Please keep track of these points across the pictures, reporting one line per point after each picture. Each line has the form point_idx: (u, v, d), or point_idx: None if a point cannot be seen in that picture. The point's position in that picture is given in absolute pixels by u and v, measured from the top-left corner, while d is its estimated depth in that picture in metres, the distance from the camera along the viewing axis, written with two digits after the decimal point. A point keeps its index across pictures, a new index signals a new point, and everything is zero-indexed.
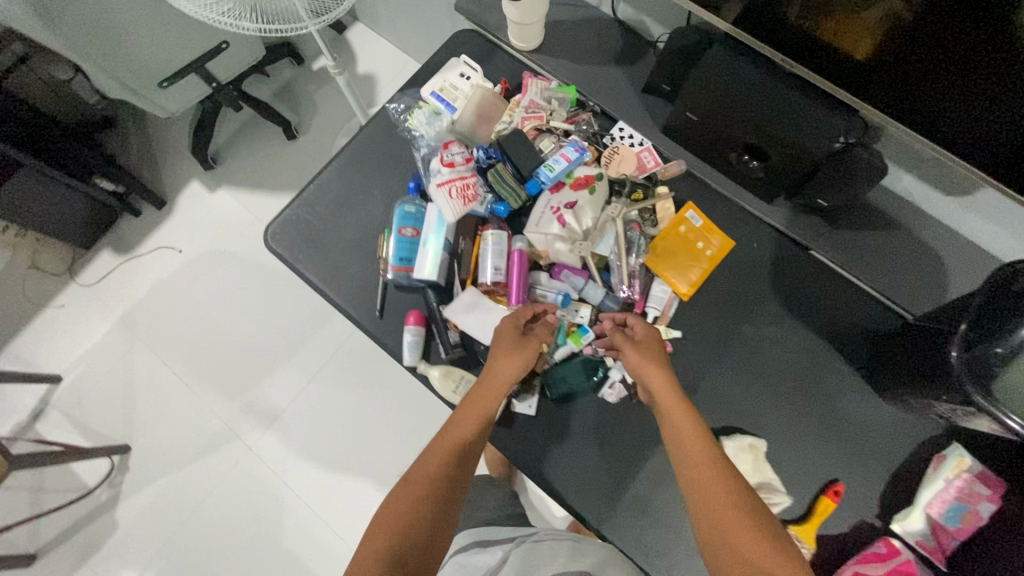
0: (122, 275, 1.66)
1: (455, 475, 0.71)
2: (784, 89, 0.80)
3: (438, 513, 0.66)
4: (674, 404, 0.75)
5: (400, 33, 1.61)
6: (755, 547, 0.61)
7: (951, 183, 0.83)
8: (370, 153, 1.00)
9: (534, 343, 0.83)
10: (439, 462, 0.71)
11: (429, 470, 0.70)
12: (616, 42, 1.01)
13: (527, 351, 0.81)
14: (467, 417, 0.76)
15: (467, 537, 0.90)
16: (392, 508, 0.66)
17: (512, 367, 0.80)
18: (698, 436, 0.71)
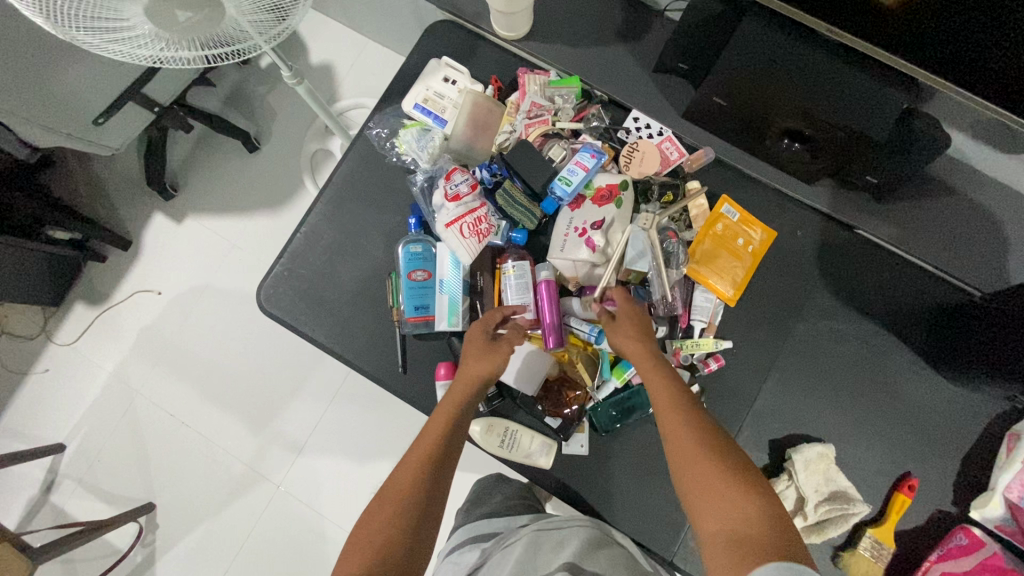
0: (102, 328, 1.53)
1: (430, 491, 0.63)
2: (829, 60, 0.68)
3: (412, 540, 0.58)
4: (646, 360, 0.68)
5: (352, 15, 1.42)
6: (727, 499, 0.55)
7: (1013, 142, 0.75)
8: (359, 186, 0.89)
9: (507, 341, 0.74)
10: (412, 482, 0.63)
11: (401, 485, 0.62)
12: (616, 15, 0.88)
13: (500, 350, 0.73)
14: (438, 426, 0.68)
15: (464, 533, 0.84)
16: (360, 541, 0.58)
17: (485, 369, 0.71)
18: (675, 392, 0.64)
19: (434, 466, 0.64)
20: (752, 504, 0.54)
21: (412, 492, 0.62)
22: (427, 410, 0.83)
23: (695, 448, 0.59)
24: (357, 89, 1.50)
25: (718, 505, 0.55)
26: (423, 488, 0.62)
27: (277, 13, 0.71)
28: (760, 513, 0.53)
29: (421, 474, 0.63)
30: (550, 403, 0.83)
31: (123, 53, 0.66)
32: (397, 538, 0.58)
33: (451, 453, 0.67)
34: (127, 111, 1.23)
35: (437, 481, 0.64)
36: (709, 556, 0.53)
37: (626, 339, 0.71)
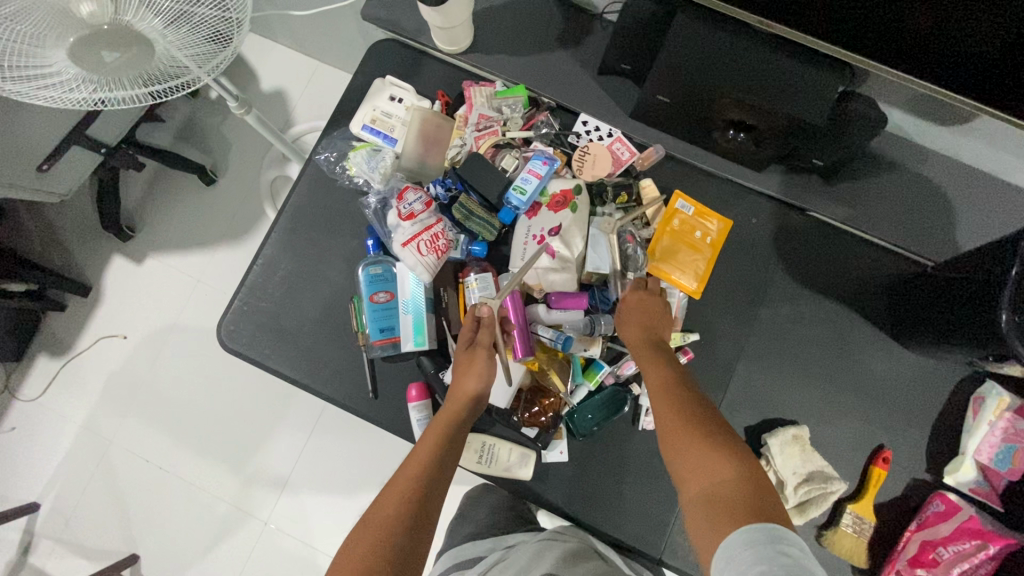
0: (67, 379, 1.47)
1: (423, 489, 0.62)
2: (761, 49, 0.71)
3: (405, 551, 0.56)
4: (643, 352, 0.72)
5: (299, 38, 1.40)
6: (709, 462, 0.56)
7: (948, 114, 0.77)
8: (314, 213, 0.88)
9: (483, 346, 0.75)
10: (403, 494, 0.61)
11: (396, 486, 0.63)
12: (556, 22, 0.88)
13: (477, 357, 0.75)
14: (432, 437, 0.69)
15: (449, 557, 0.83)
16: (346, 559, 0.55)
17: (472, 380, 0.73)
18: (667, 374, 0.68)
19: (424, 481, 0.63)
20: (728, 463, 0.55)
21: (404, 506, 0.60)
22: (402, 433, 0.82)
23: (677, 423, 0.61)
24: (311, 111, 1.49)
25: (695, 465, 0.56)
26: (415, 496, 0.61)
27: (218, 42, 0.71)
28: (736, 472, 0.54)
29: (411, 484, 0.62)
30: (525, 412, 0.82)
31: (54, 98, 0.64)
32: (390, 548, 0.55)
33: (443, 470, 0.65)
34: (73, 155, 1.19)
35: (430, 494, 0.62)
36: (689, 516, 0.55)
37: (638, 333, 0.75)
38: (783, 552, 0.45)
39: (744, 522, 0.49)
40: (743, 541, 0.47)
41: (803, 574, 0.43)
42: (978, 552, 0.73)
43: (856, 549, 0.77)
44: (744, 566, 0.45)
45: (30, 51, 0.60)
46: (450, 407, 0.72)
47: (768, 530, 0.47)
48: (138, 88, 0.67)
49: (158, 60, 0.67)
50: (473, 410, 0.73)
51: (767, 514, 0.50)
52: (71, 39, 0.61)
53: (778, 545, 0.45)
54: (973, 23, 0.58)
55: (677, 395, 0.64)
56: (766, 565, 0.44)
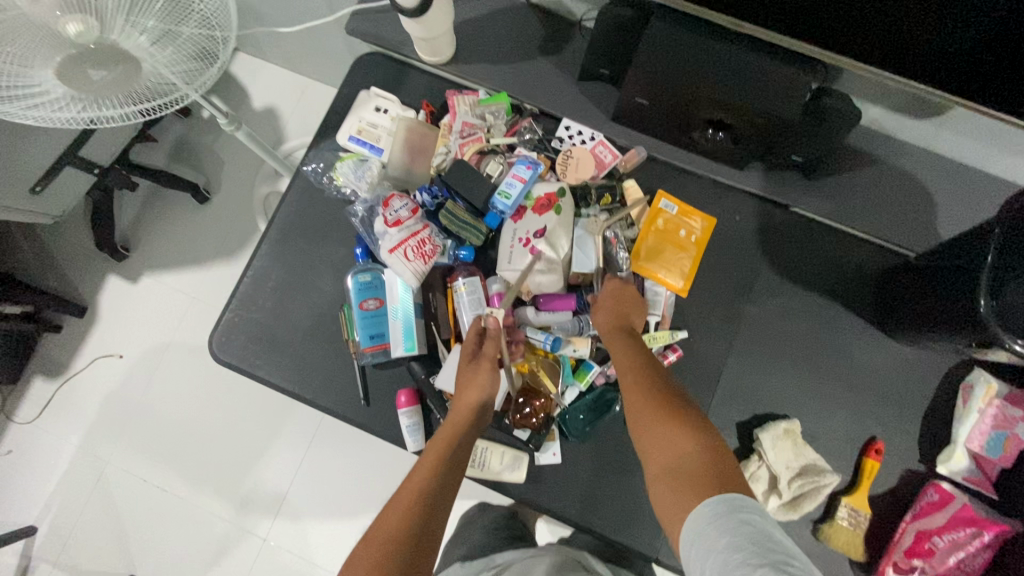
0: (63, 400, 1.47)
1: (428, 504, 0.60)
2: (734, 49, 0.73)
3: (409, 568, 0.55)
4: (614, 335, 0.74)
5: (288, 55, 1.42)
6: (674, 437, 0.57)
7: (921, 107, 0.79)
8: (303, 224, 0.89)
9: (487, 358, 0.74)
10: (405, 510, 0.59)
11: (401, 502, 0.61)
12: (536, 30, 0.90)
13: (482, 368, 0.73)
14: (437, 449, 0.67)
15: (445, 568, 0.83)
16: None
17: (478, 390, 0.72)
18: (635, 359, 0.69)
19: (429, 496, 0.61)
20: (691, 438, 0.56)
21: (408, 523, 0.58)
22: (394, 440, 0.82)
23: (644, 402, 0.62)
24: (302, 127, 1.51)
25: (660, 441, 0.58)
26: (419, 512, 0.59)
27: (205, 60, 0.73)
28: (699, 445, 0.56)
29: (416, 499, 0.61)
30: (516, 414, 0.82)
31: (43, 118, 0.64)
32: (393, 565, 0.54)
33: (448, 485, 0.64)
34: (66, 176, 1.21)
35: (435, 508, 0.61)
36: (655, 494, 0.56)
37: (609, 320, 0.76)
38: (747, 521, 0.47)
39: (708, 495, 0.50)
40: (707, 514, 0.49)
41: (766, 538, 0.45)
42: (973, 539, 0.73)
43: (852, 542, 0.76)
44: (712, 539, 0.47)
45: (18, 70, 0.62)
46: (456, 419, 0.70)
47: (730, 499, 0.49)
48: (127, 106, 0.67)
49: (146, 78, 0.68)
50: (478, 421, 0.72)
51: (729, 486, 0.51)
52: (58, 58, 0.62)
53: (741, 514, 0.47)
54: (935, 15, 0.60)
55: (645, 375, 0.66)
56: (732, 536, 0.46)
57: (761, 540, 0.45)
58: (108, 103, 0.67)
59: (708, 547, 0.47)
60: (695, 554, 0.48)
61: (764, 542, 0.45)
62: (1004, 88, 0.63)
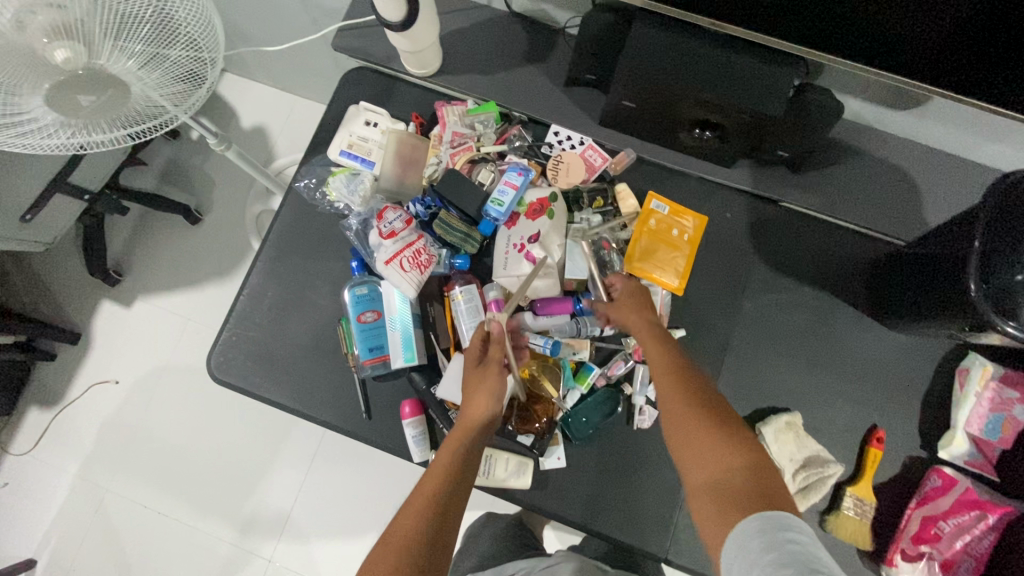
0: (60, 430, 1.45)
1: (442, 513, 0.59)
2: (716, 50, 0.74)
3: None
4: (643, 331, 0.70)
5: (275, 74, 1.43)
6: (717, 451, 0.55)
7: (902, 98, 0.80)
8: (298, 240, 0.89)
9: (495, 363, 0.72)
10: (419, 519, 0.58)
11: (414, 510, 0.59)
12: (521, 39, 0.91)
13: (489, 371, 0.72)
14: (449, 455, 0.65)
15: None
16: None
17: (487, 395, 0.70)
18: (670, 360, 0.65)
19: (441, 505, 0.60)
20: (736, 452, 0.55)
21: (421, 532, 0.57)
22: (399, 452, 0.82)
23: (683, 407, 0.60)
24: (292, 145, 1.51)
25: (704, 454, 0.56)
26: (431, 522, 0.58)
27: (192, 81, 0.73)
28: (743, 459, 0.54)
29: (429, 508, 0.59)
30: (517, 421, 0.81)
31: (33, 145, 0.65)
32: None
33: (460, 492, 0.62)
34: (56, 203, 1.21)
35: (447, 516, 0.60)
36: (695, 506, 0.55)
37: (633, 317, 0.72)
38: (791, 540, 0.46)
39: (755, 514, 0.49)
40: (752, 532, 0.47)
41: (813, 562, 0.44)
42: (978, 523, 0.74)
43: (858, 532, 0.76)
44: (753, 557, 0.46)
45: (8, 99, 0.62)
46: (466, 424, 0.69)
47: (778, 519, 0.48)
48: (117, 130, 0.68)
49: (134, 102, 0.69)
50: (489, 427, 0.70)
51: (774, 502, 0.50)
52: (46, 86, 0.63)
53: (786, 533, 0.46)
54: (910, 9, 0.61)
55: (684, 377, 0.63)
56: (776, 553, 0.45)
57: (806, 560, 0.44)
58: (97, 127, 0.67)
59: (751, 564, 0.46)
60: (737, 571, 0.47)
61: (811, 563, 0.44)
62: (977, 77, 0.65)
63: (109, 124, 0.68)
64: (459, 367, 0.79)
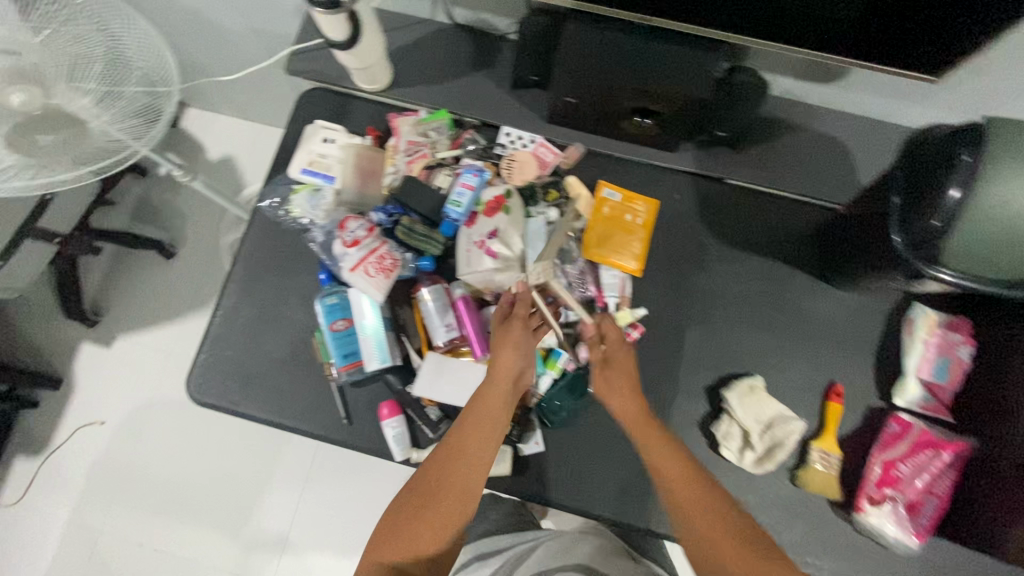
0: (48, 476, 1.44)
1: (466, 471, 0.67)
2: (644, 43, 0.79)
3: (443, 525, 0.63)
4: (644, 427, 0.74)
5: (238, 104, 1.46)
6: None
7: (824, 72, 0.86)
8: (266, 258, 0.91)
9: (518, 319, 0.79)
10: (446, 471, 0.67)
11: (443, 461, 0.68)
12: (466, 48, 0.96)
13: (513, 333, 0.78)
14: (482, 413, 0.72)
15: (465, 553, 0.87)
16: (381, 550, 0.62)
17: (511, 357, 0.76)
18: (679, 468, 0.68)
19: (468, 462, 0.68)
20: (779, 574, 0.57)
21: (447, 483, 0.66)
22: (381, 454, 0.84)
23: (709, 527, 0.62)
24: (260, 171, 1.54)
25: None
26: (457, 477, 0.66)
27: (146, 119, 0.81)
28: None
29: (455, 462, 0.68)
30: None
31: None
32: (430, 520, 0.63)
33: (485, 448, 0.69)
34: (26, 248, 1.22)
35: (469, 481, 0.67)
36: None
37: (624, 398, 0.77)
38: None
39: None
40: None
41: None
42: (934, 461, 0.78)
43: (829, 483, 0.79)
44: None
45: None
46: (496, 383, 0.74)
47: None
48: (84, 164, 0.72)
49: (94, 140, 0.75)
50: (517, 386, 0.76)
51: None
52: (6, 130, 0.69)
53: None
54: None
55: (705, 491, 0.65)
56: None
57: None
58: (62, 164, 0.71)
59: None
60: None
61: None
62: (879, 44, 0.71)
63: (72, 161, 0.72)
64: (433, 365, 0.83)
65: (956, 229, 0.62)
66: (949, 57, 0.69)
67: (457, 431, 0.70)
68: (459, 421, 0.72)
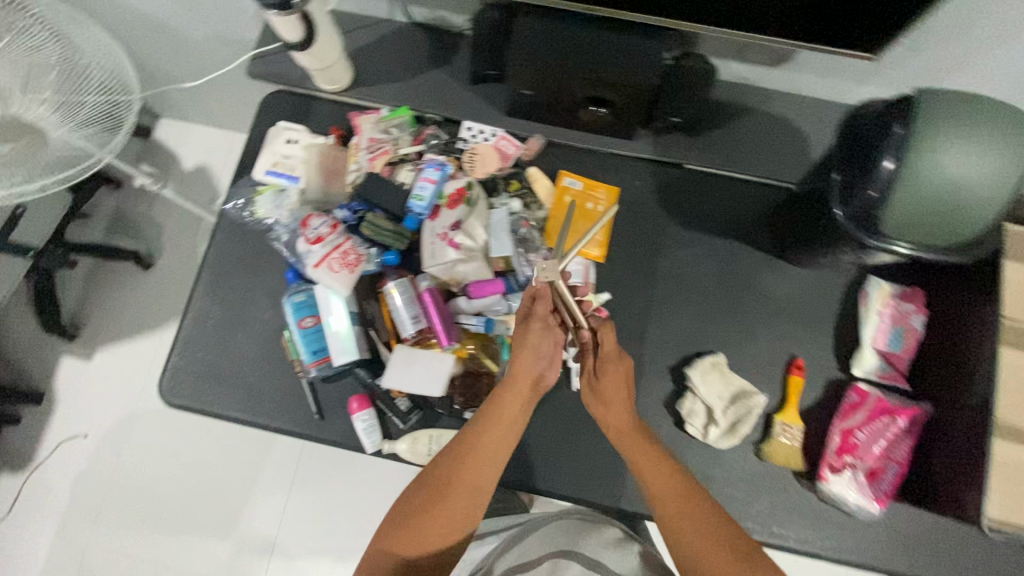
0: (33, 492, 1.44)
1: (480, 470, 0.68)
2: (592, 32, 0.79)
3: (453, 520, 0.65)
4: (639, 446, 0.70)
5: (208, 112, 1.47)
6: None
7: (772, 56, 0.88)
8: (234, 260, 0.92)
9: (538, 322, 0.75)
10: (460, 468, 0.68)
11: (457, 460, 0.68)
12: (425, 45, 0.97)
13: (532, 334, 0.75)
14: (501, 415, 0.72)
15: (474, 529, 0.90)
16: (391, 539, 0.64)
17: (530, 360, 0.75)
18: (673, 483, 0.66)
19: (482, 462, 0.69)
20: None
21: (460, 481, 0.67)
22: (353, 448, 0.85)
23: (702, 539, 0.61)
24: None
25: None
26: (471, 476, 0.68)
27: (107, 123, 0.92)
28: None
29: (469, 460, 0.68)
30: (466, 399, 0.85)
31: None
32: (442, 515, 0.65)
33: (500, 449, 0.70)
34: None
35: (481, 481, 0.68)
36: None
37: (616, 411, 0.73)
38: None
39: None
40: None
41: None
42: (891, 427, 0.80)
43: (790, 455, 0.82)
44: None
45: None
46: (515, 386, 0.74)
47: None
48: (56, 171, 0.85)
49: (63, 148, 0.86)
50: (535, 388, 0.76)
51: None
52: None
53: None
54: None
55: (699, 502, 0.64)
56: None
57: None
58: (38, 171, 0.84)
59: None
60: None
61: None
62: (815, 25, 0.73)
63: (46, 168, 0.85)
64: (402, 357, 0.84)
65: (894, 198, 0.65)
66: (883, 34, 0.72)
67: (473, 428, 0.71)
68: (475, 420, 0.72)
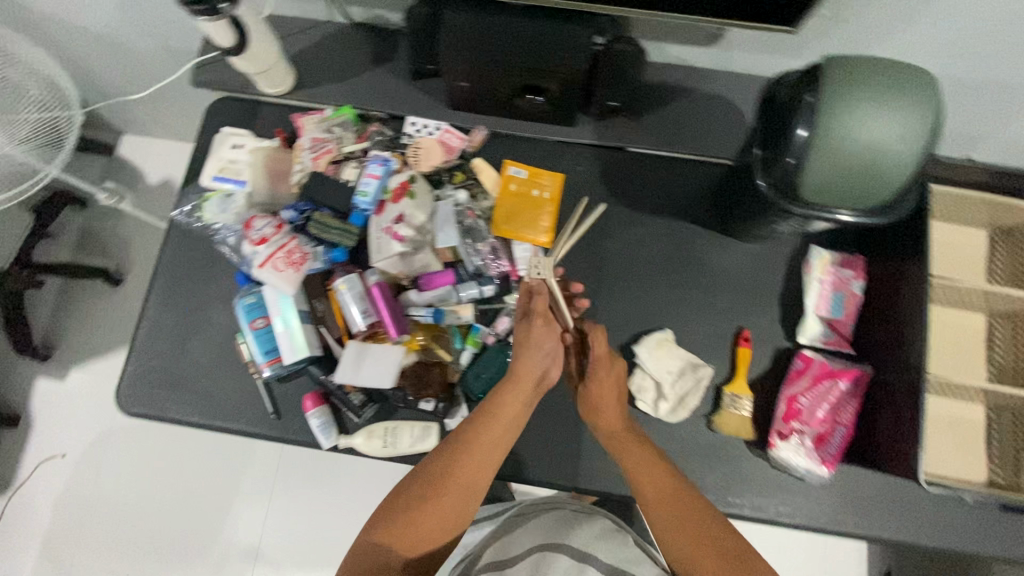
0: (14, 514, 1.44)
1: (480, 465, 0.68)
2: (517, 22, 0.79)
3: (449, 513, 0.65)
4: (632, 447, 0.72)
5: (167, 125, 1.48)
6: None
7: (703, 36, 0.90)
8: (187, 267, 0.93)
9: (540, 317, 0.77)
10: (459, 461, 0.68)
11: (458, 452, 0.68)
12: (364, 45, 0.98)
13: (535, 329, 0.76)
14: (503, 412, 0.72)
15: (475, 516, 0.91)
16: (381, 527, 0.63)
17: (534, 359, 0.75)
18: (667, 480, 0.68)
19: (482, 457, 0.69)
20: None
21: (457, 474, 0.67)
22: (311, 444, 0.86)
23: (690, 533, 0.62)
24: None
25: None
26: (470, 470, 0.68)
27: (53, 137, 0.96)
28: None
29: (470, 455, 0.68)
30: (420, 389, 0.85)
31: None
32: (436, 506, 0.64)
33: (498, 447, 0.71)
34: None
35: (479, 476, 0.68)
36: None
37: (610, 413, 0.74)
38: None
39: None
40: None
41: None
42: (832, 390, 0.83)
43: (739, 425, 0.83)
44: None
45: None
46: (520, 384, 0.75)
47: None
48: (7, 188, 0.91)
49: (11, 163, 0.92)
50: (535, 387, 0.76)
51: None
52: None
53: None
54: None
55: (692, 497, 0.66)
56: None
57: None
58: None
59: None
60: None
61: None
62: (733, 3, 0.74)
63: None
64: (353, 352, 0.84)
65: (806, 167, 0.67)
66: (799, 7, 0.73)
67: (471, 425, 0.71)
68: (476, 416, 0.72)
